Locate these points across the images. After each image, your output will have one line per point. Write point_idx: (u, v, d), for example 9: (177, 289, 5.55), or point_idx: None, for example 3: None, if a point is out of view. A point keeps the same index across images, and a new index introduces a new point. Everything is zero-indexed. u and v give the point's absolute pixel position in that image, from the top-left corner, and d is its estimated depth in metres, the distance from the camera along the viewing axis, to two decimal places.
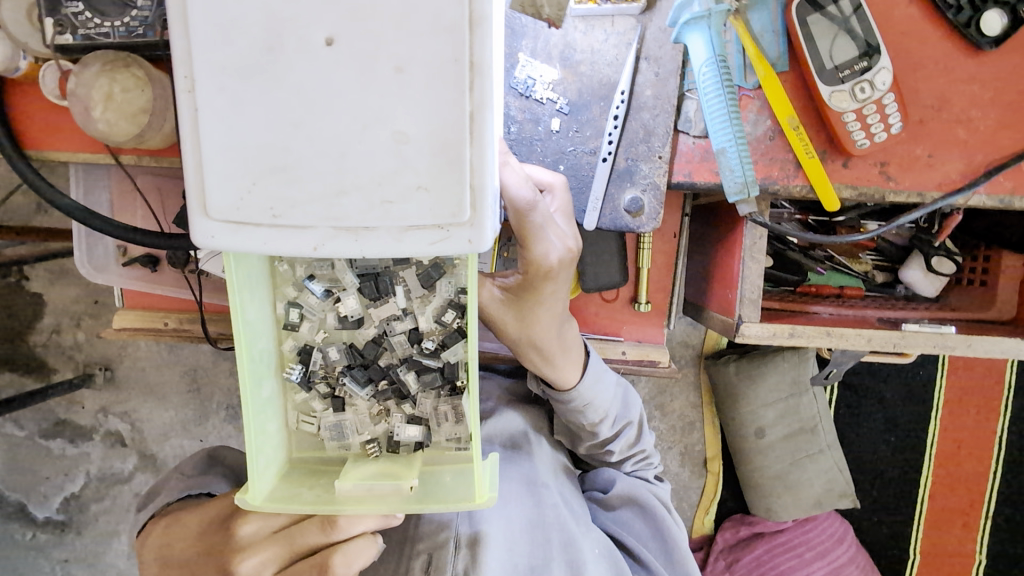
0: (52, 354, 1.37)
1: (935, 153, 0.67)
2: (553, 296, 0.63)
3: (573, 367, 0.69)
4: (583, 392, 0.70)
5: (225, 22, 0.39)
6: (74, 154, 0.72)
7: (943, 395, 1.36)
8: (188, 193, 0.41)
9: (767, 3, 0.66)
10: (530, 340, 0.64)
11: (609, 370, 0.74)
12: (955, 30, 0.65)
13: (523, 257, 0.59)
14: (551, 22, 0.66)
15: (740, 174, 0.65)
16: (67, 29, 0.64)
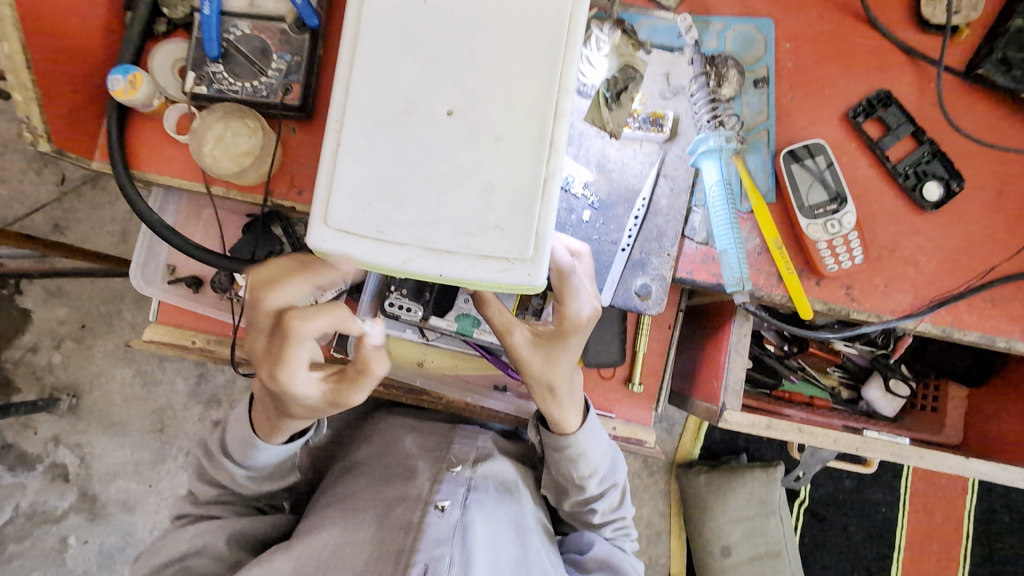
0: (21, 373, 1.53)
1: (890, 284, 0.82)
2: (575, 350, 0.73)
3: (575, 414, 0.79)
4: (581, 441, 0.80)
5: (375, 88, 0.53)
6: (172, 179, 0.84)
7: (907, 526, 1.45)
8: (316, 206, 0.53)
9: (760, 149, 0.84)
10: (549, 380, 0.73)
11: (604, 429, 0.84)
12: (904, 191, 0.83)
13: (558, 310, 0.69)
14: (612, 135, 0.79)
15: (737, 270, 0.80)
16: (204, 82, 0.79)
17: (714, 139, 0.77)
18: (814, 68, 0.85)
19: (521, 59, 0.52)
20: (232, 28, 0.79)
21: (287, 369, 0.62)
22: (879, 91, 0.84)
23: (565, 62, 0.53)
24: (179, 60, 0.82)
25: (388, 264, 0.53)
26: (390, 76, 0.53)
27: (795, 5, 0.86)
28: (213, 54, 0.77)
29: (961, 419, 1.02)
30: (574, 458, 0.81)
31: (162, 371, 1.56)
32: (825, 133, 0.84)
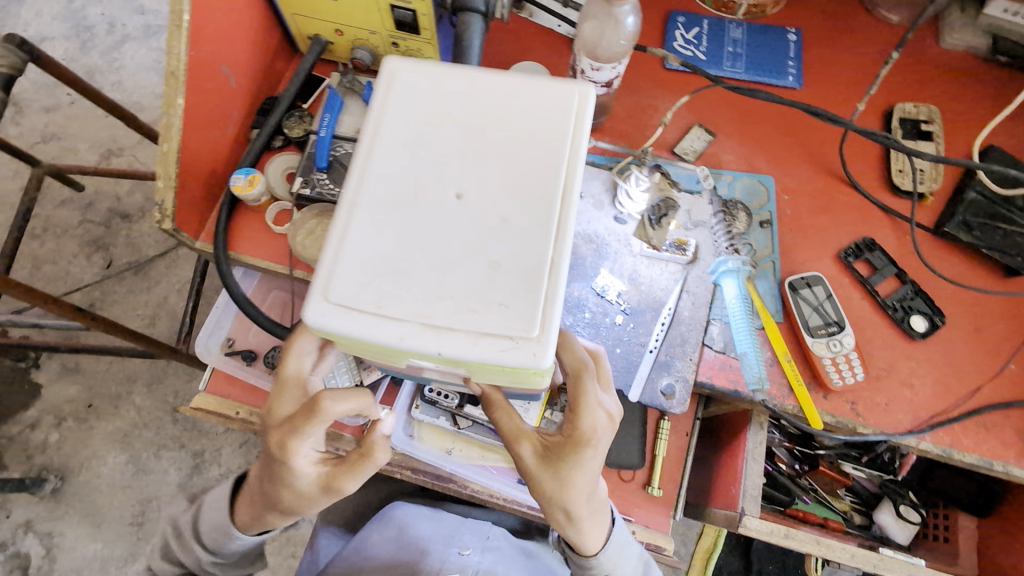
0: (13, 449, 1.57)
1: (890, 402, 0.91)
2: (589, 469, 0.74)
3: (596, 532, 0.80)
4: (606, 561, 0.82)
5: (389, 176, 0.61)
6: (262, 260, 0.97)
7: None
8: (318, 283, 0.57)
9: (767, 277, 0.98)
10: (562, 498, 0.74)
11: (632, 545, 0.86)
12: (894, 321, 0.95)
13: (573, 426, 0.73)
14: (655, 247, 0.94)
15: (756, 369, 0.90)
16: (308, 185, 0.96)
17: (733, 261, 0.94)
18: (809, 215, 1.03)
19: (524, 153, 0.61)
20: (338, 148, 0.98)
21: (300, 441, 0.69)
22: (864, 239, 1.00)
23: (571, 160, 0.61)
24: (289, 167, 1.00)
25: (389, 340, 0.56)
26: (400, 166, 0.61)
27: (789, 166, 1.06)
28: (321, 165, 0.96)
29: (975, 553, 1.03)
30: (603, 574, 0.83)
31: (156, 460, 1.59)
32: (821, 268, 0.99)
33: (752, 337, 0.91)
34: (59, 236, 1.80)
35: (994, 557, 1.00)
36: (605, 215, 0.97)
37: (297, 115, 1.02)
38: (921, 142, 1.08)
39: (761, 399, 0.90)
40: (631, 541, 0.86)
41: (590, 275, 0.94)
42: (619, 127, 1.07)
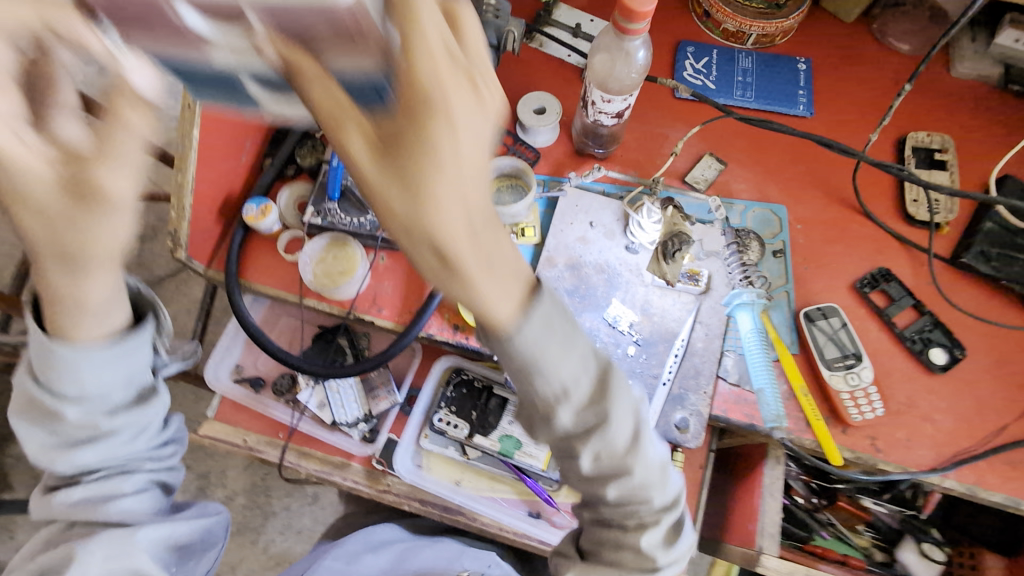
0: (18, 467, 1.57)
1: (911, 438, 0.88)
2: (484, 231, 0.51)
3: (562, 364, 0.55)
4: (552, 365, 0.55)
5: None
6: (273, 290, 0.97)
7: None
8: None
9: (782, 307, 0.96)
10: (422, 225, 0.49)
11: (587, 340, 0.57)
12: (912, 353, 0.93)
13: (409, 77, 0.46)
14: (671, 283, 0.93)
15: (773, 406, 0.89)
16: (321, 215, 0.97)
17: (747, 294, 0.93)
18: (822, 244, 1.02)
19: None
20: (350, 177, 0.99)
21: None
22: (880, 269, 0.99)
23: None
24: (302, 196, 1.01)
25: None
26: None
27: (801, 195, 1.05)
28: (333, 195, 0.97)
29: None
30: (598, 455, 0.60)
31: None
32: (837, 298, 0.98)
33: (768, 371, 0.90)
34: None
35: None
36: (617, 244, 0.97)
37: (309, 143, 1.03)
38: (935, 172, 1.07)
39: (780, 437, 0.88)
40: (624, 380, 0.59)
41: (602, 305, 0.94)
42: (630, 156, 1.07)
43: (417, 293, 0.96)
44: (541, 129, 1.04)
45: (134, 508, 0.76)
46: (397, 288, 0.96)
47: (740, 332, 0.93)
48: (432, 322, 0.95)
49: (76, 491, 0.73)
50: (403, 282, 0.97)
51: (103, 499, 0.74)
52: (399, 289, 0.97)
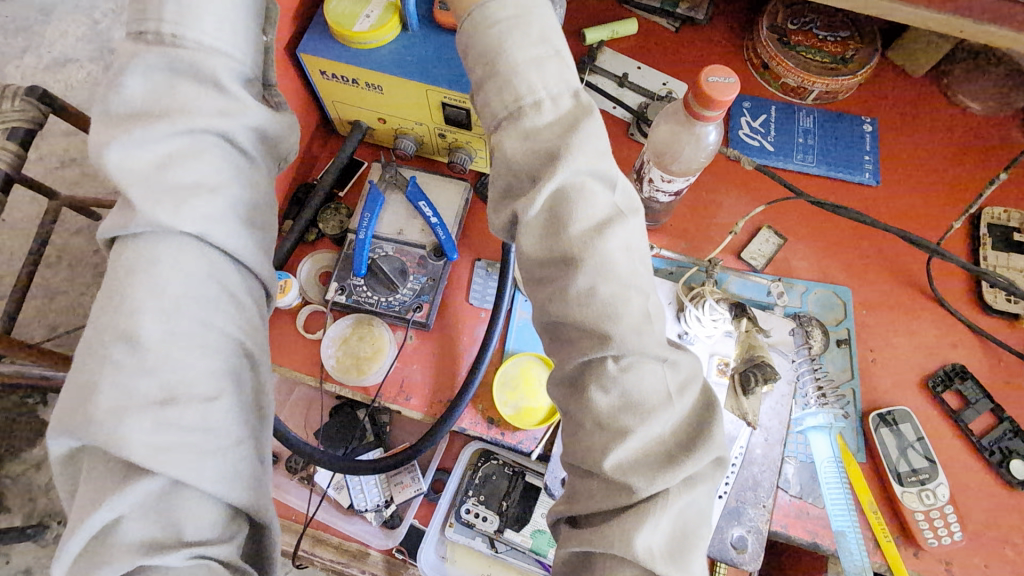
0: (14, 492, 1.46)
1: (990, 563, 0.80)
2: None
3: (534, 70, 0.58)
4: (508, 64, 0.58)
5: None
6: (287, 370, 0.88)
7: None
8: None
9: (849, 410, 0.88)
10: None
11: (557, 62, 0.59)
12: (991, 465, 0.85)
13: None
14: (751, 424, 0.81)
15: (858, 557, 0.78)
16: (345, 292, 0.88)
17: (825, 415, 0.85)
18: (889, 333, 0.94)
19: None
20: (378, 249, 0.90)
21: None
22: (954, 365, 0.91)
23: None
24: (324, 267, 0.92)
25: None
26: None
27: (868, 276, 0.97)
28: (359, 271, 0.87)
29: None
30: (553, 218, 0.57)
31: None
32: (906, 396, 0.90)
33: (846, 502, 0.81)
34: (73, 265, 1.63)
35: None
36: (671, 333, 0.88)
37: (332, 206, 0.94)
38: (1014, 254, 0.98)
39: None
40: (604, 139, 0.58)
41: None
42: (682, 227, 0.98)
43: (449, 382, 0.88)
44: None
45: (236, 472, 0.53)
46: (426, 375, 0.88)
47: (812, 454, 0.85)
48: (464, 415, 0.87)
49: (172, 413, 0.50)
50: (434, 369, 0.88)
51: (200, 450, 0.50)
52: (428, 377, 0.88)
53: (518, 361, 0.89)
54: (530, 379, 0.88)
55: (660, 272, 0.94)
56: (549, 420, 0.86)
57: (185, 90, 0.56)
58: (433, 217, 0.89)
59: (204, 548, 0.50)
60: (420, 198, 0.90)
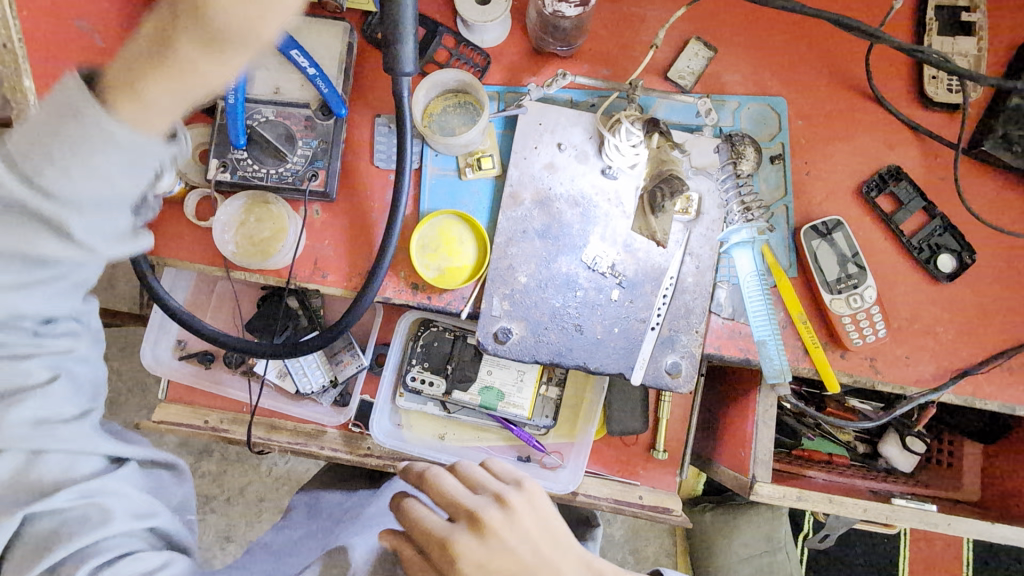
0: None
1: (911, 355, 0.84)
2: (504, 568, 0.59)
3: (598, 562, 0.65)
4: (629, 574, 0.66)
5: None
6: (189, 263, 0.81)
7: (908, 563, 1.45)
8: None
9: (780, 226, 0.86)
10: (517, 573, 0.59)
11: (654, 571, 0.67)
12: (919, 262, 0.85)
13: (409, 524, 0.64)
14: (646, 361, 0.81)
15: (778, 362, 0.80)
16: (229, 169, 0.78)
17: (748, 229, 0.80)
18: (827, 142, 0.88)
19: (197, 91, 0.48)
20: (256, 115, 0.78)
21: None
22: (891, 167, 0.87)
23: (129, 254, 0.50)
24: (200, 144, 0.81)
25: None
26: None
27: (805, 82, 0.89)
28: (238, 143, 0.77)
29: (978, 479, 1.01)
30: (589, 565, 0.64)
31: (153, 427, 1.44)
32: (841, 207, 0.87)
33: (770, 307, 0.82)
34: None
35: (998, 481, 0.99)
36: (591, 169, 0.82)
37: None
38: (959, 38, 0.90)
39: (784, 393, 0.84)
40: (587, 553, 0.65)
41: (578, 246, 0.82)
42: (601, 51, 0.88)
43: (366, 253, 0.83)
44: (487, 25, 0.83)
45: (93, 434, 0.57)
46: (340, 250, 0.83)
47: (737, 273, 0.83)
48: (387, 284, 0.83)
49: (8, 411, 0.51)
50: (347, 240, 0.83)
51: (42, 424, 0.53)
52: (342, 250, 0.83)
53: (435, 222, 0.83)
54: (450, 238, 0.83)
55: (579, 106, 0.85)
56: (475, 277, 0.83)
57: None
58: (310, 67, 0.77)
59: (89, 485, 0.55)
60: (292, 46, 0.77)
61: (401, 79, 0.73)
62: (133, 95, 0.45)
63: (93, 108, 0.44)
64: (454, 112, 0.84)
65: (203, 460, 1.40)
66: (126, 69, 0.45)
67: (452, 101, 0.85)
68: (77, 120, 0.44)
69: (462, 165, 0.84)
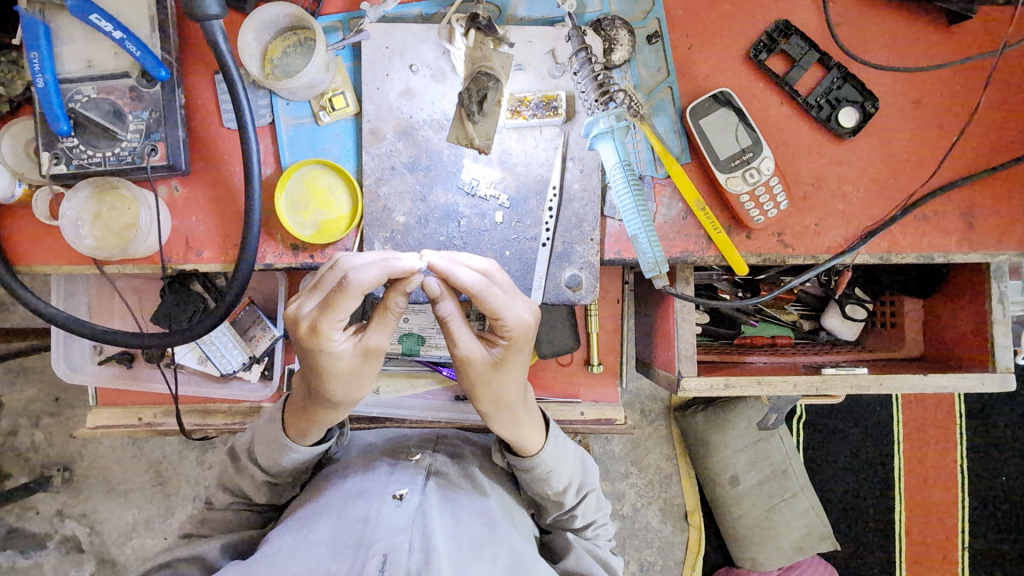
0: (8, 458, 1.43)
1: (821, 223, 0.80)
2: (527, 360, 0.67)
3: (562, 461, 0.78)
4: (547, 458, 0.76)
5: None
6: (57, 266, 0.77)
7: (903, 424, 1.46)
8: None
9: (666, 109, 0.79)
10: (504, 405, 0.69)
11: (567, 437, 0.81)
12: (819, 122, 0.79)
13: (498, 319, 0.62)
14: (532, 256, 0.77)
15: (651, 254, 0.76)
16: (63, 161, 0.73)
17: (604, 119, 0.73)
18: (707, 8, 0.80)
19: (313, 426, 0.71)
20: (77, 95, 0.72)
21: None
22: (778, 22, 0.79)
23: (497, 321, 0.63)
24: (31, 140, 0.76)
25: None
26: None
27: None
28: (63, 130, 0.71)
29: (921, 333, 1.00)
30: (547, 472, 0.77)
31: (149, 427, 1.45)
32: (731, 78, 0.80)
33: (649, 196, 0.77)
34: None
35: (938, 333, 0.97)
36: (450, 88, 0.76)
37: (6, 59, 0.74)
38: None
39: (661, 287, 0.79)
40: (564, 451, 0.79)
41: (453, 172, 0.77)
42: None
43: (234, 223, 0.78)
44: None
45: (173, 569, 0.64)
46: (209, 224, 0.78)
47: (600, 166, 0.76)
48: (265, 250, 0.79)
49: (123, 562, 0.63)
50: (213, 213, 0.78)
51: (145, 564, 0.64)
52: (210, 223, 0.78)
53: (300, 175, 0.78)
54: (319, 190, 0.78)
55: (432, 19, 0.78)
56: (353, 226, 0.78)
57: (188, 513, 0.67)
58: (115, 31, 0.70)
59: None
60: (90, 10, 0.69)
61: (209, 23, 0.66)
62: (304, 432, 0.71)
63: (294, 444, 0.72)
64: (296, 52, 0.77)
65: (207, 451, 1.43)
66: (298, 415, 0.70)
67: (292, 40, 0.77)
68: (288, 452, 0.73)
69: (316, 109, 0.78)
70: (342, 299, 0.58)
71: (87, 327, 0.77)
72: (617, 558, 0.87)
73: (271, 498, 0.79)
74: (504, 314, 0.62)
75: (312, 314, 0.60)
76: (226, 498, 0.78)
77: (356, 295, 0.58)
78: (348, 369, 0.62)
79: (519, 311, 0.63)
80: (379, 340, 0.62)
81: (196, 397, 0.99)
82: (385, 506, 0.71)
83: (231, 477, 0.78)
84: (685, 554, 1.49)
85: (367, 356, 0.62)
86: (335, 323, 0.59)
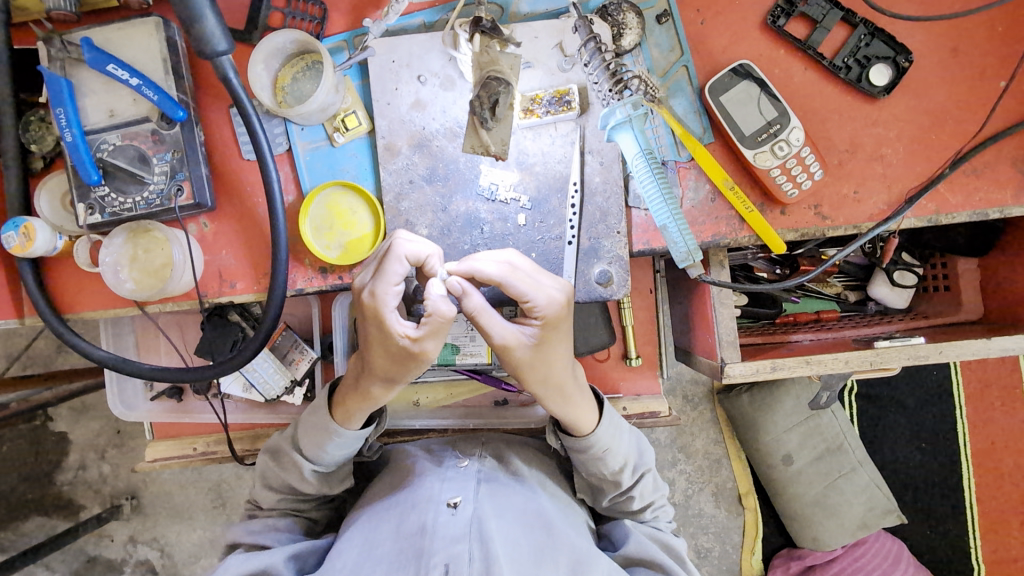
0: (80, 490, 1.51)
1: (859, 189, 0.76)
2: (566, 340, 0.68)
3: (618, 440, 0.77)
4: (601, 436, 0.75)
5: None
6: (103, 311, 0.80)
7: (964, 388, 1.39)
8: None
9: (683, 89, 0.77)
10: (555, 386, 0.69)
11: (623, 419, 0.79)
12: (849, 84, 0.75)
13: (529, 302, 0.63)
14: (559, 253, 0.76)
15: (683, 243, 0.73)
16: (97, 210, 0.75)
17: (619, 109, 0.70)
18: None
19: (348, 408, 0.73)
20: (103, 144, 0.75)
21: None
22: None
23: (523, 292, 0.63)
24: (66, 193, 0.79)
25: None
26: None
27: None
28: (93, 180, 0.73)
29: (979, 292, 0.94)
30: (604, 451, 0.76)
31: None
32: (750, 49, 0.77)
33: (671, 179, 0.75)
34: None
35: (999, 292, 0.91)
36: (460, 94, 0.76)
37: (35, 118, 0.77)
38: None
39: (697, 276, 0.78)
40: (619, 429, 0.77)
41: (471, 179, 0.76)
42: None
43: (264, 251, 0.79)
44: None
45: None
46: (240, 256, 0.79)
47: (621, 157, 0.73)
48: (296, 276, 0.80)
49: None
50: (243, 245, 0.79)
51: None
52: (241, 255, 0.79)
53: (321, 199, 0.78)
54: (341, 211, 0.78)
55: (435, 27, 0.77)
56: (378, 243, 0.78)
57: (258, 556, 0.72)
58: (132, 78, 0.71)
59: None
60: (107, 61, 0.71)
61: (218, 59, 0.67)
62: (349, 415, 0.73)
63: (338, 429, 0.74)
64: (305, 77, 0.77)
65: None
66: (343, 397, 0.73)
67: (300, 65, 0.77)
68: (332, 438, 0.74)
69: (330, 130, 0.78)
70: (390, 264, 0.63)
71: (134, 365, 0.79)
72: (679, 539, 0.84)
73: (323, 488, 0.78)
74: (534, 295, 0.63)
75: (369, 282, 0.63)
76: (273, 498, 0.79)
77: (402, 260, 0.63)
78: (397, 352, 0.63)
79: (551, 292, 0.65)
80: (425, 340, 0.62)
81: (244, 424, 1.01)
82: (440, 515, 0.71)
83: (279, 468, 0.78)
84: (743, 538, 1.45)
85: (414, 355, 0.63)
86: (393, 289, 0.62)
